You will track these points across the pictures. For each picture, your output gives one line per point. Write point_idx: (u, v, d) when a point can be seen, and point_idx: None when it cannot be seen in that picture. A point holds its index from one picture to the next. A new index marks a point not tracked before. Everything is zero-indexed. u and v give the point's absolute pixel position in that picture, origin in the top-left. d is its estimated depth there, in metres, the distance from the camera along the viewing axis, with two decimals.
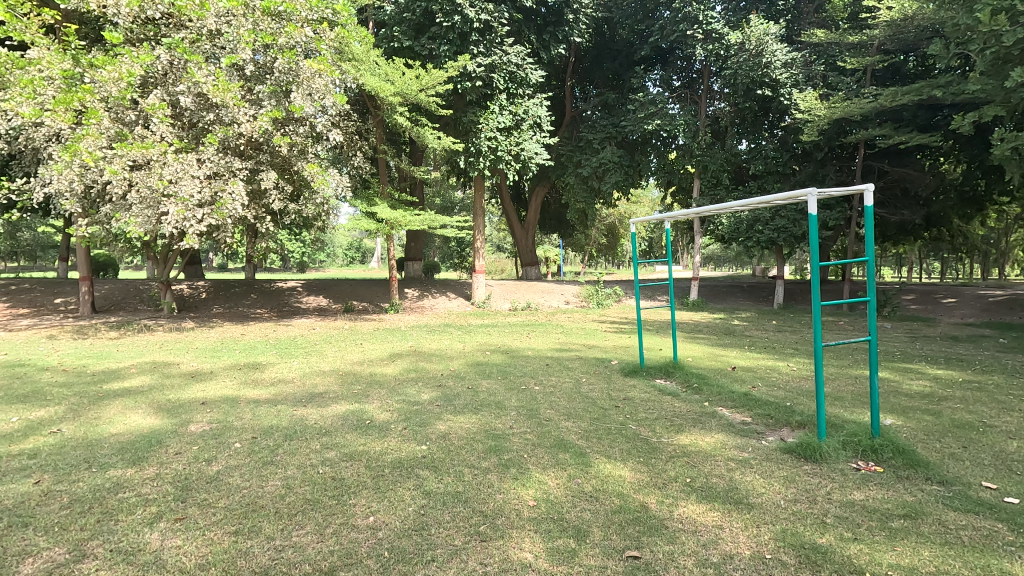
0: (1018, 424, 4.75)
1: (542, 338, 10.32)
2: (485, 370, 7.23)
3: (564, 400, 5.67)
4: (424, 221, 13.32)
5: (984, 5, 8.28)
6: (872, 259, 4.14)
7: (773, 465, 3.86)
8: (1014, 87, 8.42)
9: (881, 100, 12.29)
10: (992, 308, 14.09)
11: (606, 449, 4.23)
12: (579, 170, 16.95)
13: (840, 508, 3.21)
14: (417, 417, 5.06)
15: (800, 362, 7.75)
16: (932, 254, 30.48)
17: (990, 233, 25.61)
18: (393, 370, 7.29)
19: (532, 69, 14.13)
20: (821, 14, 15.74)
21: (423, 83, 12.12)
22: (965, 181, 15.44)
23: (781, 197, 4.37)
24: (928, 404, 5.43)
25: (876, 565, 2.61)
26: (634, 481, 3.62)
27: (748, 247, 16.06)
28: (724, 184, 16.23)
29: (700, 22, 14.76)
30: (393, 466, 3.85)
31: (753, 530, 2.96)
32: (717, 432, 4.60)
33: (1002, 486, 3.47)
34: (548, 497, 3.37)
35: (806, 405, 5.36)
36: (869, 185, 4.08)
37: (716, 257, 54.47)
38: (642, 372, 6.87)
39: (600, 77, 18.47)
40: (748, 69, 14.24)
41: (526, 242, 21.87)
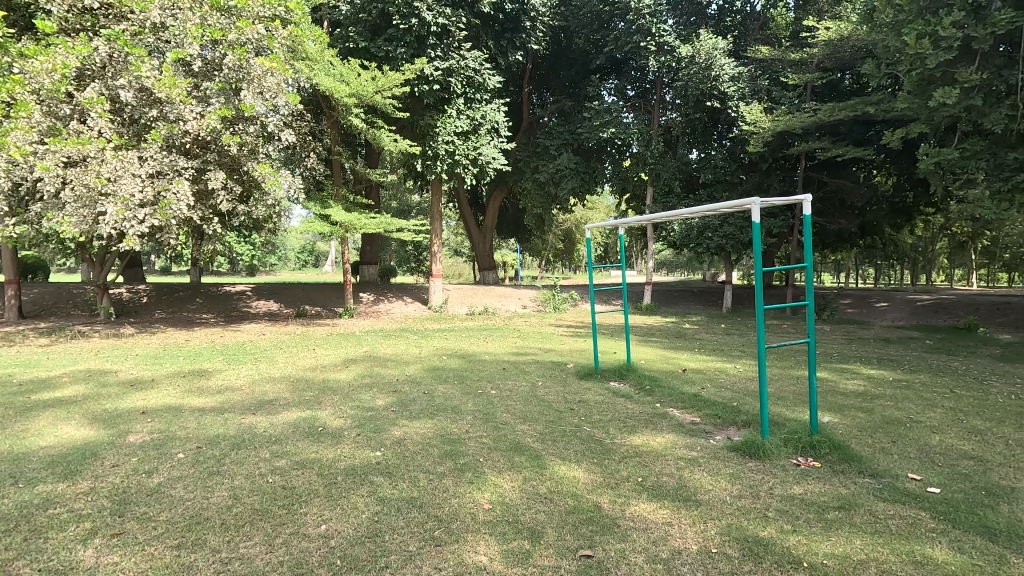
0: (940, 420, 5.12)
1: (500, 342, 10.34)
2: (441, 375, 7.19)
3: (520, 404, 5.70)
4: (379, 224, 13.11)
5: (911, 30, 8.89)
6: (812, 265, 4.36)
7: (720, 463, 4.01)
8: (938, 107, 9.05)
9: (819, 115, 13.05)
10: (920, 311, 15.11)
11: (561, 450, 4.28)
12: (536, 176, 17.17)
13: (782, 502, 3.36)
14: (371, 423, 4.98)
15: (746, 363, 8.11)
16: (868, 262, 32.16)
17: (917, 243, 27.41)
18: (347, 376, 7.14)
19: (490, 75, 14.18)
20: (765, 31, 16.45)
21: (379, 85, 11.93)
22: (896, 193, 16.66)
23: (728, 205, 4.51)
24: (862, 401, 5.77)
25: (814, 556, 2.75)
26: (587, 482, 3.69)
27: (698, 253, 16.61)
28: (676, 191, 16.79)
29: (652, 34, 15.18)
30: (347, 473, 3.79)
31: (700, 527, 3.07)
32: (667, 432, 4.74)
33: (926, 477, 3.73)
34: (504, 500, 3.39)
35: (751, 404, 5.60)
36: (808, 196, 4.25)
37: (669, 263, 55.88)
38: (597, 375, 7.00)
39: (557, 84, 18.84)
40: (698, 82, 14.88)
41: (484, 246, 21.87)
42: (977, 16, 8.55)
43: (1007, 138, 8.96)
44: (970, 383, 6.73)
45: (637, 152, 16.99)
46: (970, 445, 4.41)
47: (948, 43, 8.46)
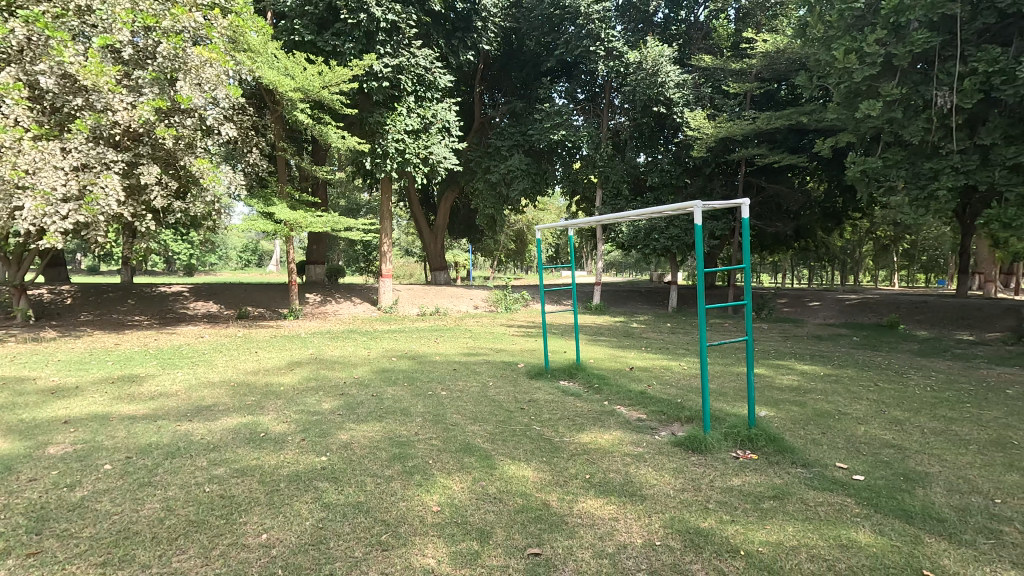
0: (865, 411, 5.47)
1: (451, 343, 10.27)
2: (391, 377, 7.08)
3: (471, 404, 5.69)
4: (326, 222, 12.76)
5: (839, 45, 9.45)
6: (750, 266, 4.60)
7: (664, 458, 4.13)
8: (864, 118, 9.67)
9: (758, 123, 13.66)
10: (848, 310, 16.08)
11: (511, 450, 4.30)
12: (488, 176, 17.19)
13: (721, 494, 3.50)
14: (317, 428, 4.84)
15: (689, 361, 8.40)
16: (802, 263, 33.94)
17: (846, 245, 29.17)
18: (292, 379, 6.91)
19: (441, 73, 14.08)
20: (708, 41, 17.05)
21: (326, 80, 11.59)
22: (827, 199, 17.65)
23: (672, 208, 4.66)
24: (796, 396, 6.08)
25: (750, 544, 2.88)
26: (536, 480, 3.72)
27: (645, 254, 17.07)
28: (624, 194, 17.19)
29: (601, 39, 15.49)
30: (290, 479, 3.66)
31: (645, 520, 3.15)
32: (615, 429, 4.85)
33: (851, 465, 3.97)
34: (453, 501, 3.38)
35: (694, 401, 5.80)
36: (746, 200, 4.46)
37: (618, 264, 57.11)
38: (547, 374, 7.07)
39: (508, 85, 18.91)
40: (645, 87, 15.36)
41: (435, 246, 21.68)
42: (898, 35, 9.17)
43: (924, 148, 9.66)
44: (892, 376, 7.22)
45: (587, 155, 17.29)
46: (891, 434, 4.73)
47: (872, 59, 9.05)
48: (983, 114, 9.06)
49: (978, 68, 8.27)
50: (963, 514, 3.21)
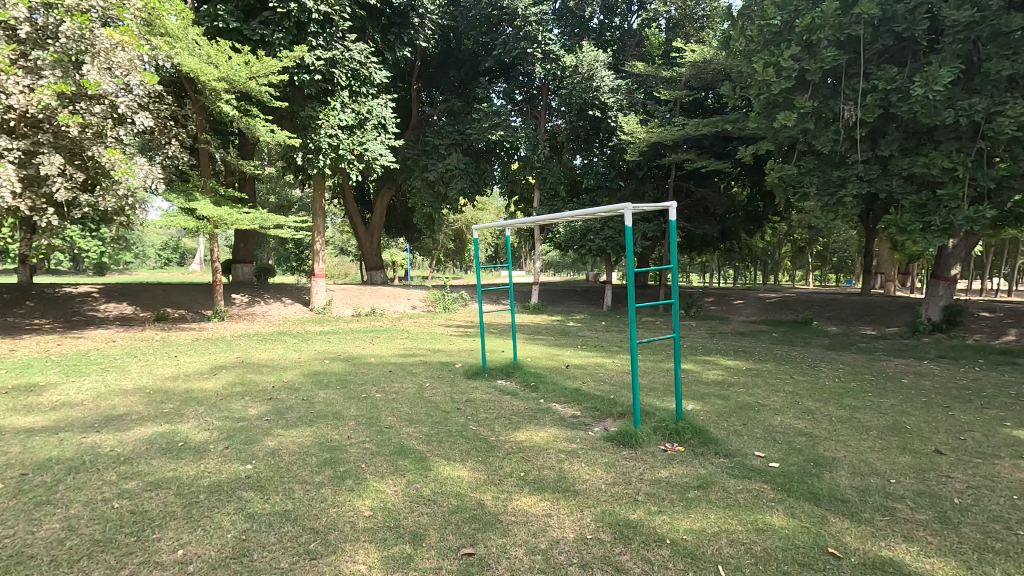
0: (781, 402, 5.85)
1: (388, 344, 10.07)
2: (322, 380, 6.85)
3: (406, 406, 5.60)
4: (254, 220, 12.16)
5: (759, 58, 10.05)
6: (678, 266, 4.84)
7: (596, 453, 4.24)
8: (781, 128, 10.33)
9: (687, 130, 14.29)
10: (768, 307, 17.12)
11: (447, 451, 4.27)
12: (426, 174, 17.00)
13: (650, 486, 3.64)
14: (242, 435, 4.61)
15: (623, 358, 8.67)
16: (727, 264, 35.79)
17: (766, 247, 31.05)
18: (215, 385, 6.53)
19: (377, 69, 13.78)
20: (640, 49, 17.66)
21: (253, 70, 11.06)
22: (750, 203, 18.72)
23: (605, 209, 4.81)
24: (720, 389, 6.42)
25: (675, 532, 3.02)
26: (471, 480, 3.72)
27: (581, 254, 17.45)
28: (561, 195, 17.50)
29: (538, 41, 15.70)
30: (211, 490, 3.47)
31: (577, 515, 3.22)
32: (550, 426, 4.93)
33: (768, 453, 4.24)
34: (386, 505, 3.32)
35: (626, 396, 5.99)
36: (674, 203, 4.68)
37: (556, 264, 58.00)
38: (484, 373, 7.08)
39: (446, 84, 18.77)
40: (581, 91, 15.69)
41: (371, 245, 21.18)
42: (811, 52, 9.85)
43: (833, 158, 10.44)
44: (805, 369, 7.76)
45: (525, 156, 17.47)
46: (803, 423, 5.09)
47: (787, 73, 9.69)
48: (883, 128, 9.90)
49: (879, 85, 9.03)
50: (864, 494, 3.50)
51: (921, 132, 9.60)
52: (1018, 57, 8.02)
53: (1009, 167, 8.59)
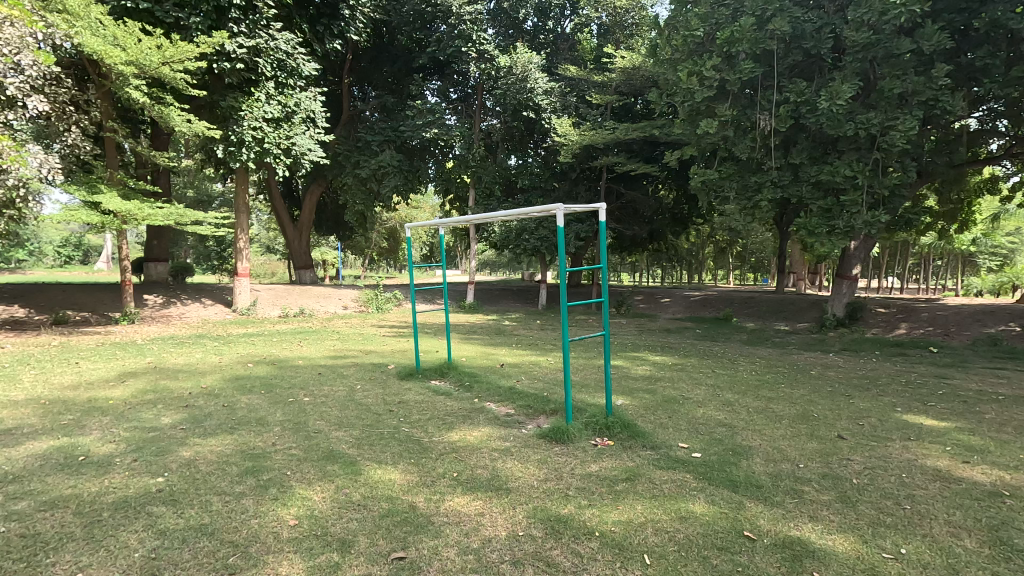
0: (703, 395, 6.16)
1: (317, 346, 9.71)
2: (245, 385, 6.50)
3: (336, 410, 5.42)
4: (169, 215, 11.36)
5: (684, 67, 10.52)
6: (608, 266, 4.98)
7: (529, 450, 4.28)
8: (704, 135, 10.87)
9: (617, 133, 14.73)
10: (693, 305, 17.97)
11: (378, 454, 4.18)
12: (357, 171, 16.53)
13: (581, 480, 3.72)
14: (153, 446, 4.30)
15: (556, 355, 8.81)
16: (656, 263, 37.25)
17: (692, 248, 32.59)
18: (122, 393, 6.04)
19: (305, 60, 13.24)
20: (573, 53, 18.03)
21: (167, 55, 10.33)
22: (676, 205, 19.56)
23: (538, 210, 4.87)
24: (648, 384, 6.67)
25: (604, 524, 3.10)
26: (403, 483, 3.65)
27: (516, 253, 17.58)
28: (496, 195, 17.55)
29: (473, 41, 15.66)
30: (116, 507, 3.21)
31: (509, 513, 3.24)
32: (484, 425, 4.94)
33: (691, 444, 4.44)
34: (312, 513, 3.19)
35: (559, 394, 6.09)
36: (604, 205, 4.80)
37: (492, 263, 58.17)
38: (418, 374, 6.98)
39: (379, 79, 18.35)
40: (515, 92, 15.81)
41: (299, 243, 20.35)
42: (730, 63, 10.42)
43: (750, 164, 11.11)
44: (726, 363, 8.21)
45: (460, 155, 17.39)
46: (723, 414, 5.38)
47: (709, 83, 10.21)
48: (794, 137, 10.64)
49: (790, 98, 9.70)
50: (776, 479, 3.75)
51: (827, 142, 10.40)
52: (907, 77, 8.85)
53: (900, 177, 9.48)
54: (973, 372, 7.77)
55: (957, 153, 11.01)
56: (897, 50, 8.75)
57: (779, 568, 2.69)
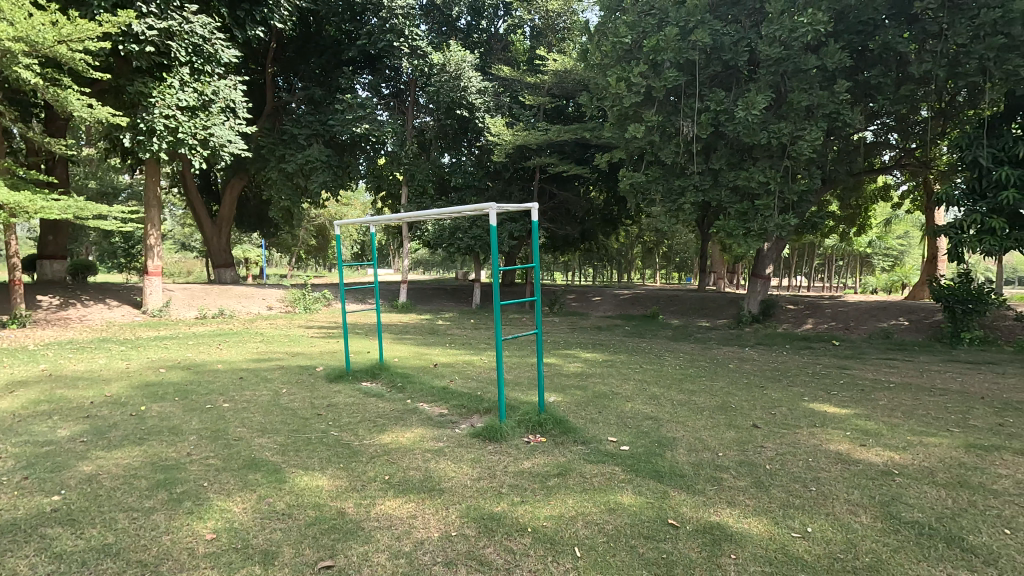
0: (631, 390, 6.39)
1: (238, 349, 9.18)
2: (156, 392, 6.04)
3: (260, 416, 5.15)
4: (68, 208, 10.34)
5: (613, 73, 10.83)
6: (539, 265, 5.03)
7: (463, 450, 4.27)
8: (632, 138, 11.25)
9: (550, 135, 14.96)
10: (623, 303, 18.58)
11: (305, 460, 4.02)
12: (282, 165, 15.82)
13: (514, 477, 3.75)
14: (48, 462, 3.91)
15: (490, 354, 8.83)
16: (587, 263, 38.19)
17: (621, 248, 33.66)
18: (10, 404, 5.44)
19: (224, 46, 12.49)
20: (506, 53, 18.14)
21: (64, 33, 9.37)
22: (606, 207, 20.13)
23: (471, 209, 4.85)
24: (579, 381, 6.83)
25: (536, 520, 3.14)
26: (332, 489, 3.53)
27: (450, 252, 17.45)
28: (430, 193, 17.34)
29: (405, 36, 15.39)
30: (2, 532, 2.89)
31: (443, 513, 3.21)
32: (417, 426, 4.87)
33: (620, 438, 4.59)
34: (232, 525, 3.02)
35: (492, 392, 6.11)
36: (535, 205, 4.85)
37: (425, 262, 57.46)
38: (348, 376, 6.77)
39: (305, 70, 17.64)
40: (449, 89, 15.70)
41: (218, 240, 19.19)
42: (656, 71, 10.85)
43: (674, 169, 11.62)
44: (653, 359, 8.54)
45: (392, 151, 17.03)
46: (650, 407, 5.59)
47: (636, 89, 10.58)
48: (714, 144, 11.24)
49: (711, 106, 10.24)
50: (698, 467, 3.95)
51: (743, 150, 11.07)
52: (813, 91, 9.58)
53: (807, 183, 10.24)
54: (869, 363, 8.52)
55: (855, 163, 12.04)
56: (804, 66, 9.45)
57: (700, 552, 2.83)
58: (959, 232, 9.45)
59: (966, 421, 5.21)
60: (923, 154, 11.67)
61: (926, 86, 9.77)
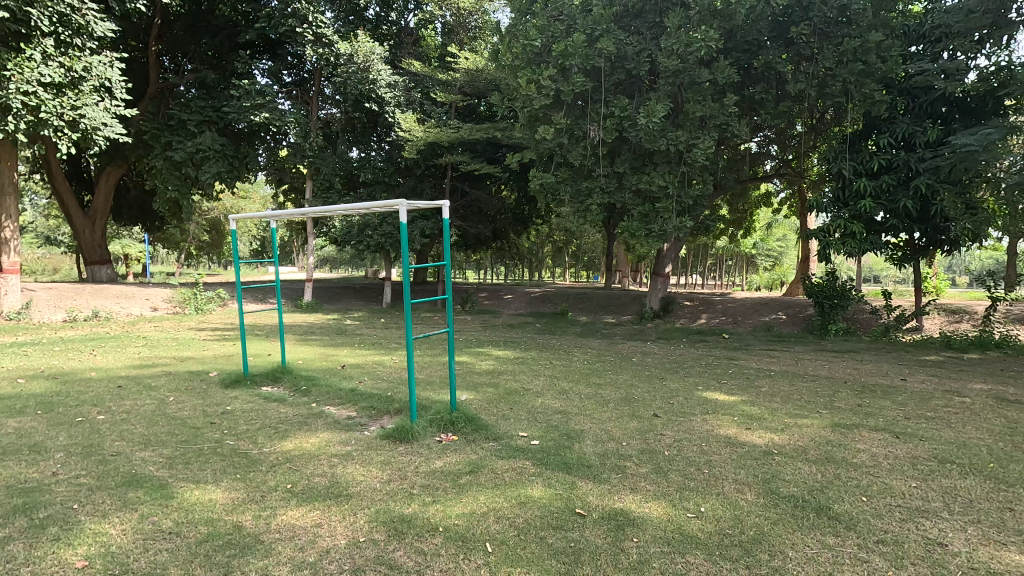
0: (542, 385, 6.54)
1: (117, 354, 8.28)
2: (13, 406, 5.30)
3: (142, 427, 4.69)
4: None
5: (523, 74, 11.00)
6: (451, 263, 5.00)
7: (372, 453, 4.15)
8: (542, 140, 11.51)
9: (461, 133, 14.92)
10: (533, 301, 18.97)
11: (195, 473, 3.71)
12: (169, 153, 14.49)
13: (425, 478, 3.70)
14: None
15: (401, 354, 8.65)
16: (499, 261, 38.57)
17: (532, 247, 34.36)
18: None
19: (97, 18, 11.19)
20: (417, 48, 17.85)
21: None
22: (517, 206, 20.42)
23: (380, 205, 4.72)
24: (491, 378, 6.89)
25: (447, 519, 3.12)
26: (227, 502, 3.29)
27: (359, 250, 16.89)
28: (336, 188, 16.67)
29: (309, 22, 14.66)
30: None
31: (350, 519, 3.11)
32: (322, 431, 4.67)
33: (530, 433, 4.68)
34: (108, 550, 2.73)
35: (403, 392, 6.00)
36: (446, 203, 4.80)
37: (332, 259, 55.15)
38: (245, 381, 6.34)
39: (196, 51, 16.28)
40: (357, 81, 15.16)
41: (91, 234, 17.21)
42: (564, 76, 11.17)
43: (582, 171, 12.03)
44: (562, 355, 8.81)
45: (295, 142, 16.17)
46: (559, 402, 5.76)
47: (546, 92, 10.82)
48: (619, 148, 11.76)
49: (615, 112, 10.71)
50: (603, 457, 4.12)
51: (645, 155, 11.68)
52: (706, 103, 10.32)
53: (701, 189, 11.03)
54: (753, 353, 9.35)
55: (742, 171, 13.13)
56: (698, 79, 10.14)
57: (605, 538, 2.96)
58: (827, 235, 10.51)
59: (833, 403, 5.87)
60: (798, 165, 12.96)
61: (801, 104, 10.85)
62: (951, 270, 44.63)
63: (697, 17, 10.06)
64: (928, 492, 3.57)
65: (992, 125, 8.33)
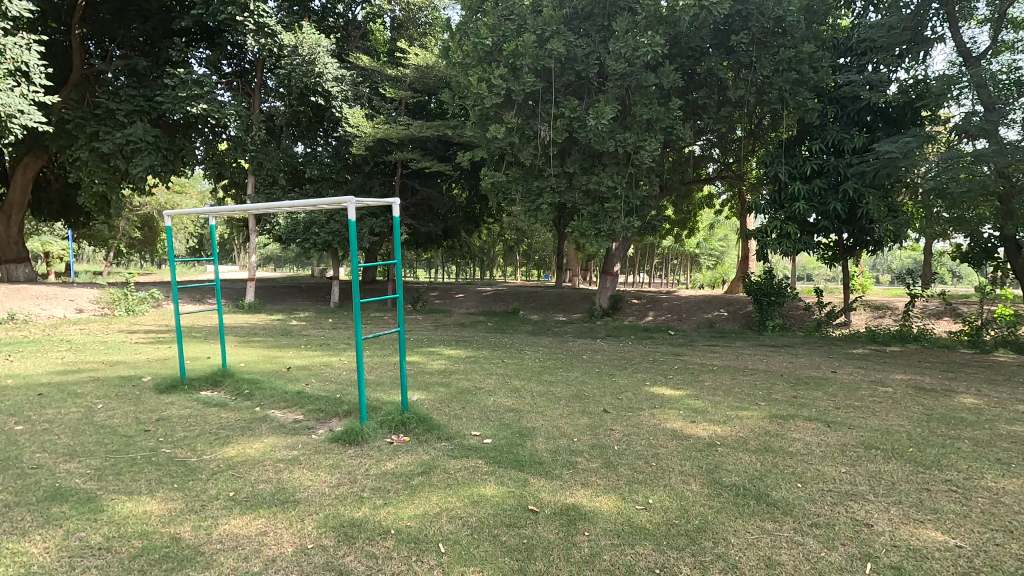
0: (493, 384, 6.55)
1: (37, 359, 7.69)
2: None
3: (68, 438, 4.37)
4: None
5: (474, 72, 10.96)
6: (401, 263, 4.90)
7: (320, 457, 4.04)
8: (493, 138, 11.51)
9: (411, 130, 14.71)
10: (485, 299, 18.98)
11: (127, 484, 3.49)
12: (95, 143, 13.58)
13: (375, 480, 3.63)
14: None
15: (350, 355, 8.45)
16: (450, 260, 38.37)
17: (483, 246, 34.33)
18: None
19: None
20: (365, 43, 17.52)
21: None
22: (468, 205, 20.35)
23: (328, 202, 4.57)
24: (442, 377, 6.83)
25: (399, 521, 3.08)
26: (163, 513, 3.12)
27: (305, 248, 16.39)
28: (280, 184, 16.11)
29: (251, 11, 14.11)
30: None
31: (297, 526, 3.01)
32: (267, 435, 4.50)
33: (483, 431, 4.68)
34: (29, 570, 2.54)
35: (352, 394, 5.85)
36: (397, 201, 4.69)
37: (276, 257, 53.29)
38: (183, 386, 6.02)
39: (126, 37, 15.33)
40: (302, 74, 14.69)
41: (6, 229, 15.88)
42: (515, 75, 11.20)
43: (533, 170, 12.13)
44: (514, 353, 8.85)
45: (235, 136, 15.50)
46: (511, 400, 5.79)
47: (497, 90, 10.83)
48: (569, 148, 11.91)
49: (565, 113, 10.84)
50: (555, 454, 4.17)
51: (594, 155, 11.89)
52: (652, 106, 10.61)
53: (648, 189, 11.33)
54: (697, 349, 9.72)
55: (686, 173, 13.58)
56: (645, 83, 10.41)
57: (557, 534, 2.99)
58: (765, 235, 11.10)
59: (770, 395, 6.17)
60: (738, 168, 13.54)
61: (740, 109, 11.33)
62: (875, 268, 47.92)
63: (643, 22, 10.33)
64: (856, 476, 3.82)
65: (911, 134, 9.01)
